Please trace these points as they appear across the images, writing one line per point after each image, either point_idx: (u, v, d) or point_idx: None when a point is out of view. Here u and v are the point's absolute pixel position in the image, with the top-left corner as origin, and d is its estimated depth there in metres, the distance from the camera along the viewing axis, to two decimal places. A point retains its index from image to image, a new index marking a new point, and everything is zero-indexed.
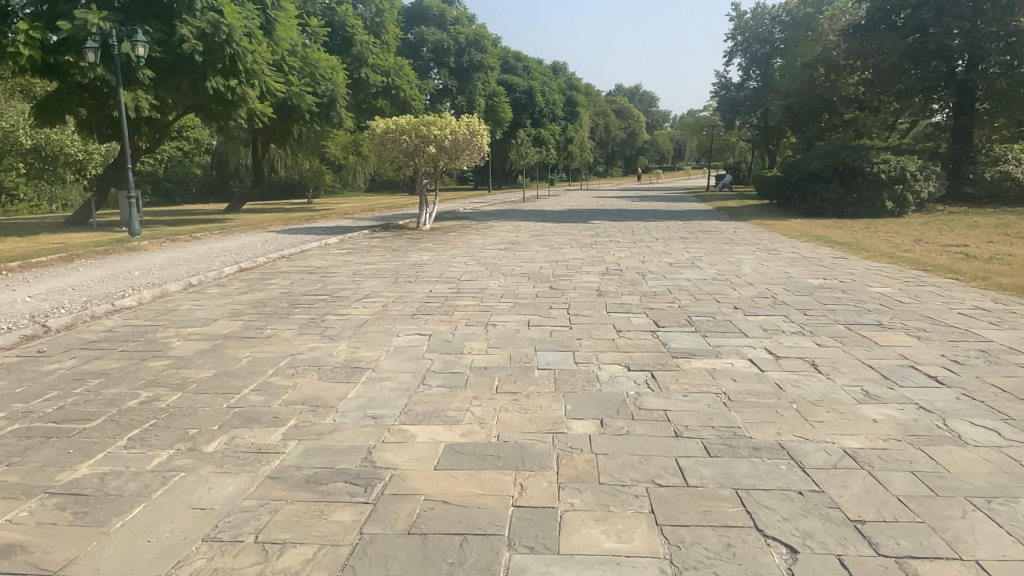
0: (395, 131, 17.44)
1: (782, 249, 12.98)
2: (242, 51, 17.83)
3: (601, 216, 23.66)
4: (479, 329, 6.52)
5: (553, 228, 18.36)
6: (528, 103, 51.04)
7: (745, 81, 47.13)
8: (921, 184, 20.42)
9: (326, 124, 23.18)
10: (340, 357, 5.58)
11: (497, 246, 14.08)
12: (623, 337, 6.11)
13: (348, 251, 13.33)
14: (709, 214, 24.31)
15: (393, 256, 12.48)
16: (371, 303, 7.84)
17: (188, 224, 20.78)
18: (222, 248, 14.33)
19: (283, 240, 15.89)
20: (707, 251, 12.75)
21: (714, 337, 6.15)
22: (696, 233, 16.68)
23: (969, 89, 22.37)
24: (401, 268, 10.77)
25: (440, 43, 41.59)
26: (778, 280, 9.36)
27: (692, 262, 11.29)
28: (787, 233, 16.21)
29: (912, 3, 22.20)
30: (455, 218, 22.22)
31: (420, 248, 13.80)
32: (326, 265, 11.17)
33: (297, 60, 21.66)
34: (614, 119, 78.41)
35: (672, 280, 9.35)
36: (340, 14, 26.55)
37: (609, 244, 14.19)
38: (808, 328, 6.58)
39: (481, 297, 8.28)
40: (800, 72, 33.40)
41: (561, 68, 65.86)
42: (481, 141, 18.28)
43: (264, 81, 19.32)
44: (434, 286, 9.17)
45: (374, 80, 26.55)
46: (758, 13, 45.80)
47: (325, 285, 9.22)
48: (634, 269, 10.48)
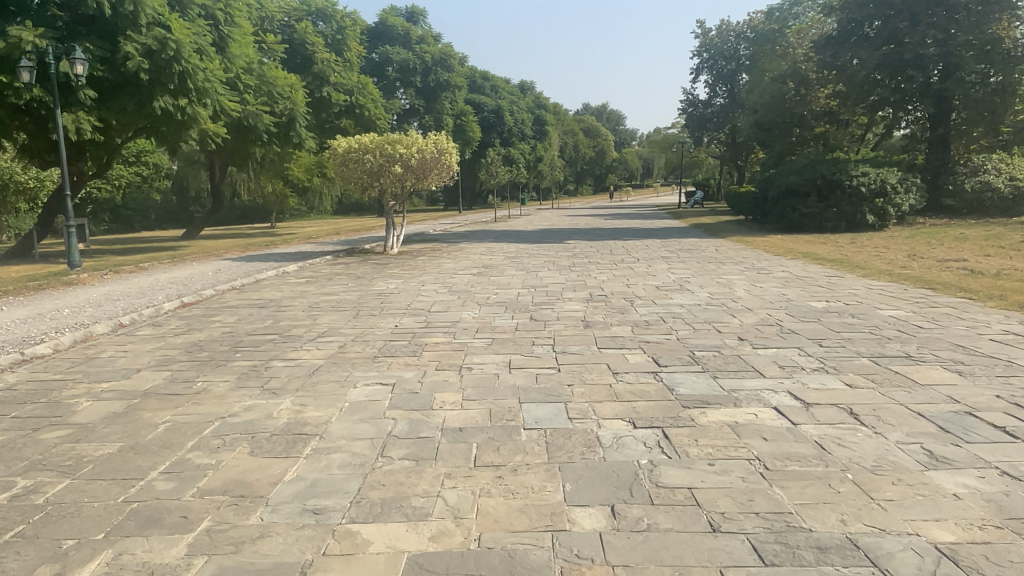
0: (359, 150, 16.50)
1: (773, 268, 12.25)
2: (192, 69, 16.78)
3: (575, 236, 22.92)
4: (452, 375, 5.56)
5: (528, 249, 17.51)
6: (497, 122, 50.50)
7: (713, 98, 47.07)
8: (901, 196, 20.03)
9: (286, 144, 22.14)
10: (281, 420, 4.56)
11: (469, 271, 13.16)
12: (621, 383, 5.18)
13: (307, 279, 12.31)
14: (685, 232, 23.71)
15: (356, 284, 11.48)
16: (326, 344, 6.84)
17: (140, 253, 19.56)
18: (170, 280, 13.21)
19: (238, 269, 14.79)
20: (694, 272, 11.96)
21: (727, 379, 5.24)
22: (677, 252, 15.93)
23: (945, 99, 22.09)
24: (363, 299, 9.79)
25: (406, 62, 40.86)
26: (779, 304, 8.55)
27: (680, 285, 10.46)
28: (772, 250, 15.57)
29: (884, 14, 21.93)
30: (425, 241, 21.27)
31: (387, 274, 12.83)
32: (281, 297, 10.14)
33: (253, 78, 20.64)
34: (582, 138, 78.34)
35: (663, 307, 8.49)
36: (300, 31, 25.63)
37: (588, 267, 13.36)
38: (830, 362, 5.71)
39: (453, 333, 7.32)
40: (770, 86, 33.24)
41: (529, 87, 65.60)
42: (449, 160, 17.41)
43: (217, 100, 18.25)
44: (400, 320, 8.19)
45: (337, 99, 25.62)
46: (724, 29, 45.79)
47: (276, 322, 8.20)
48: (619, 294, 9.61)
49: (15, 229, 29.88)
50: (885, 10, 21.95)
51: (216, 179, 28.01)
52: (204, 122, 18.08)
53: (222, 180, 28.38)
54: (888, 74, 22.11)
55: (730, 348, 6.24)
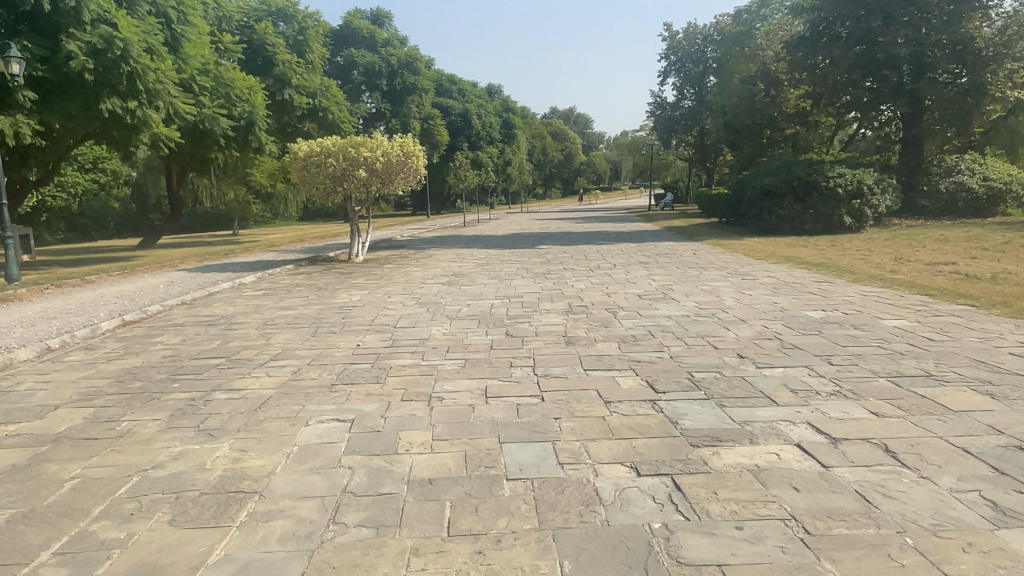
0: (321, 153, 15.69)
1: (757, 273, 11.72)
2: (143, 69, 15.76)
3: (548, 240, 22.31)
4: (421, 408, 4.83)
5: (500, 255, 16.84)
6: (465, 126, 49.84)
7: (681, 100, 46.87)
8: (877, 198, 19.80)
9: (245, 148, 21.18)
10: (214, 474, 3.80)
11: (439, 279, 12.44)
12: (616, 415, 4.51)
13: (265, 292, 11.48)
14: (659, 235, 23.26)
15: (318, 297, 10.68)
16: (277, 369, 6.06)
17: (90, 264, 18.49)
18: (117, 294, 12.28)
19: (192, 281, 13.91)
20: (676, 279, 11.39)
21: (736, 408, 4.60)
22: (655, 257, 15.39)
23: (918, 98, 21.95)
24: (324, 314, 9.02)
25: (371, 65, 40.02)
26: (773, 314, 7.97)
27: (664, 293, 9.86)
28: (752, 254, 15.09)
29: (856, 13, 21.72)
30: (392, 247, 20.47)
31: (351, 285, 12.05)
32: (233, 312, 9.33)
33: (209, 79, 19.63)
34: (551, 141, 77.99)
35: (650, 319, 7.87)
36: (260, 32, 24.64)
37: (564, 274, 12.71)
38: (845, 385, 5.10)
39: (422, 353, 6.60)
40: (740, 87, 33.07)
41: (497, 91, 65.03)
42: (417, 163, 16.68)
43: (171, 102, 17.25)
44: (363, 338, 7.43)
45: (299, 102, 24.70)
46: (690, 32, 45.55)
47: (223, 342, 7.39)
48: (601, 305, 8.97)
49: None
50: (857, 9, 21.72)
51: (173, 185, 26.89)
52: (156, 125, 17.06)
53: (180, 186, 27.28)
54: (862, 74, 21.87)
55: (732, 368, 5.60)
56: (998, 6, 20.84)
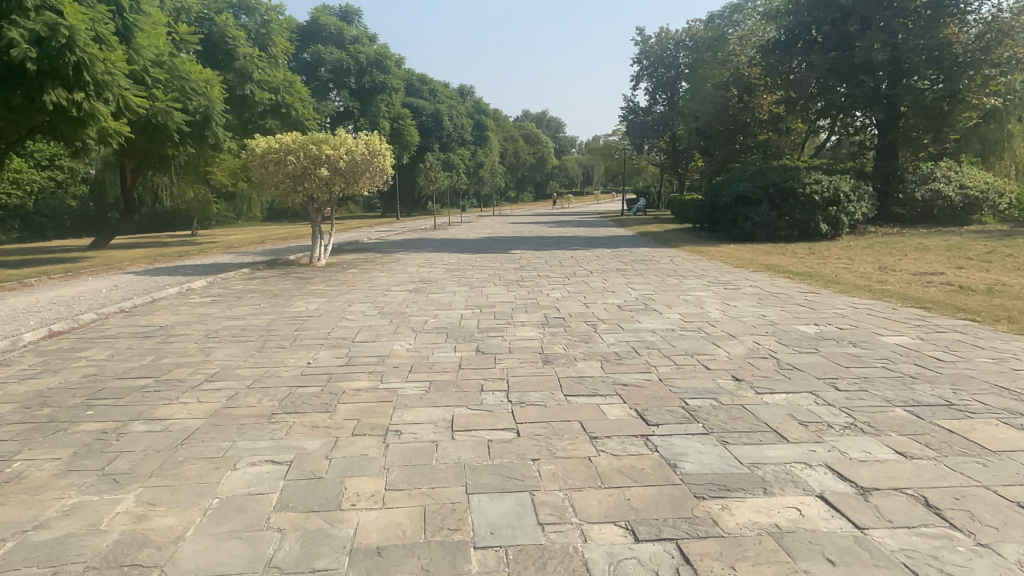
0: (280, 150, 14.85)
1: (740, 283, 11.19)
2: (91, 58, 14.67)
3: (520, 244, 21.64)
4: (373, 445, 4.10)
5: (470, 261, 16.12)
6: (435, 127, 49.04)
7: (653, 105, 46.54)
8: (854, 205, 19.51)
9: (201, 144, 20.23)
10: (108, 540, 3.04)
11: (405, 286, 11.69)
12: (604, 454, 3.83)
13: (216, 298, 10.65)
14: (632, 241, 22.79)
15: (271, 305, 9.86)
16: (211, 394, 5.27)
17: (32, 264, 17.38)
18: (53, 298, 11.33)
19: (139, 285, 13.00)
20: (655, 288, 10.80)
21: (742, 446, 3.96)
22: (632, 264, 14.82)
23: (895, 104, 21.77)
24: (277, 325, 8.24)
25: (339, 63, 39.04)
26: (764, 328, 7.40)
27: (645, 304, 9.24)
28: (731, 262, 14.57)
29: (833, 18, 21.49)
30: (357, 250, 19.65)
31: (309, 292, 11.24)
32: (174, 323, 8.47)
33: (163, 72, 18.59)
34: (522, 144, 77.52)
35: (633, 334, 7.24)
36: (220, 24, 23.60)
37: (537, 282, 12.04)
38: (861, 416, 4.49)
39: (382, 373, 5.86)
40: (713, 92, 32.84)
41: (468, 92, 64.36)
42: (383, 162, 15.91)
43: (121, 95, 16.18)
44: (316, 355, 6.67)
45: (261, 97, 23.74)
46: (662, 37, 45.24)
47: (155, 359, 6.56)
48: (579, 317, 8.31)
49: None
50: (833, 13, 21.44)
51: (128, 182, 25.70)
52: (106, 119, 15.97)
53: (133, 184, 26.12)
54: (838, 77, 21.60)
55: (730, 395, 4.97)
56: (974, 12, 20.71)
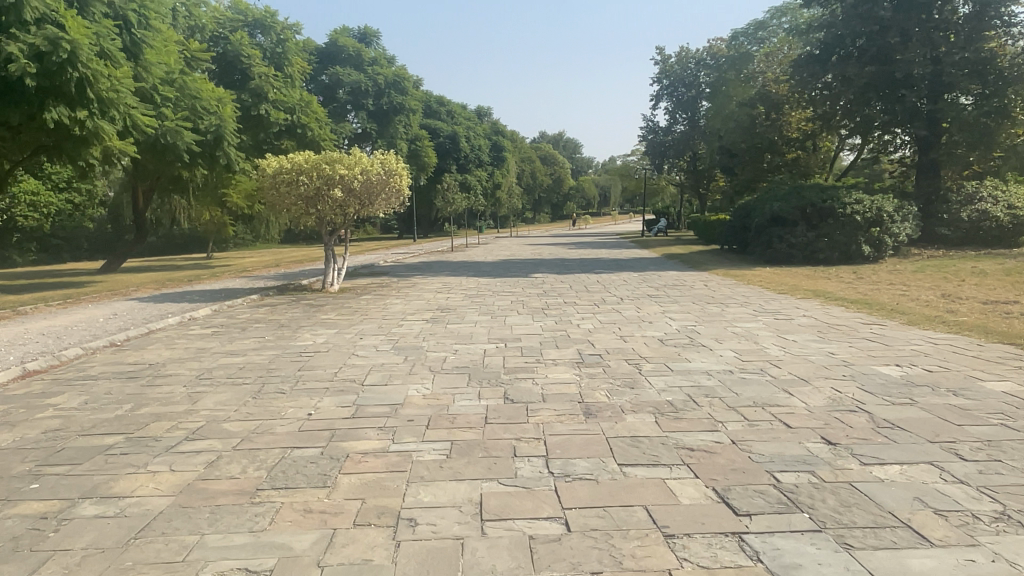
0: (292, 170, 14.10)
1: (790, 311, 10.20)
2: (94, 74, 14.03)
3: (541, 267, 20.75)
4: (379, 544, 3.12)
5: (490, 285, 15.21)
6: (453, 148, 48.50)
7: (673, 125, 45.69)
8: (898, 226, 18.44)
9: (213, 165, 19.56)
10: None
11: (421, 315, 10.78)
12: (690, 566, 2.84)
13: (218, 329, 9.79)
14: (659, 263, 21.82)
15: (276, 338, 8.97)
16: (187, 459, 4.33)
17: (36, 290, 16.71)
18: (45, 329, 10.53)
19: (139, 313, 12.20)
20: (698, 317, 9.82)
21: (871, 554, 2.94)
22: (666, 289, 13.85)
23: (936, 119, 20.76)
24: (279, 363, 7.35)
25: (357, 84, 38.51)
26: (838, 370, 6.38)
27: (691, 337, 8.25)
28: (772, 287, 13.57)
29: (871, 30, 20.59)
30: (373, 274, 18.89)
31: (318, 322, 10.33)
32: (164, 360, 7.56)
33: (173, 90, 17.93)
34: (539, 166, 77.03)
35: (685, 376, 6.25)
36: (235, 43, 23.14)
37: (566, 310, 11.08)
38: (1012, 503, 3.47)
39: (394, 428, 4.90)
40: (738, 110, 31.93)
41: (486, 114, 63.94)
42: (399, 182, 15.10)
43: (128, 113, 15.53)
44: (318, 402, 5.72)
45: (276, 118, 23.07)
46: (682, 56, 44.46)
47: (134, 408, 5.64)
48: (620, 353, 7.33)
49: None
50: (872, 25, 20.40)
51: (140, 204, 25.14)
52: (110, 138, 15.31)
53: (145, 206, 25.53)
54: (877, 93, 20.70)
55: (830, 468, 3.95)
56: (1020, 24, 19.74)
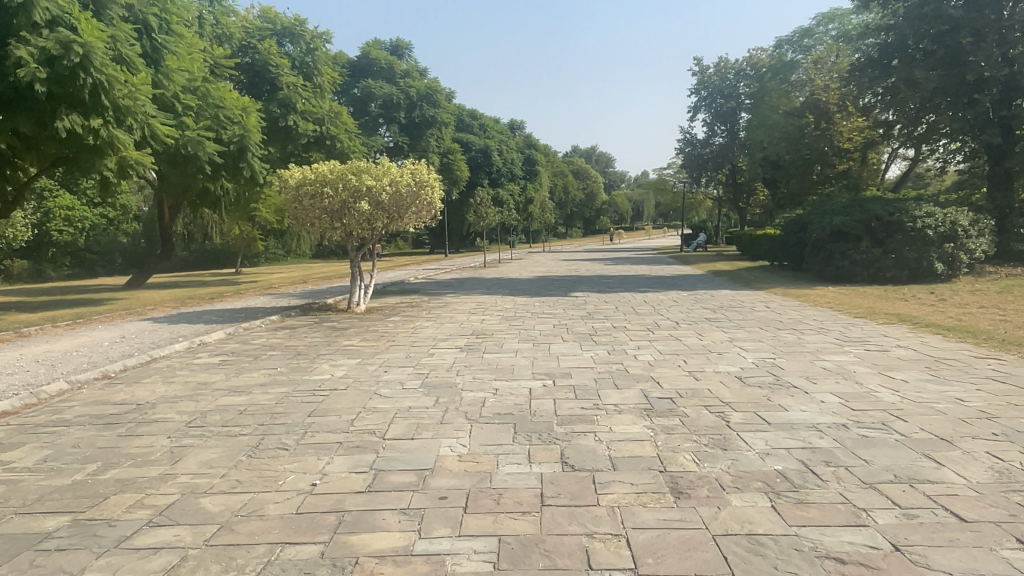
0: (316, 181, 13.10)
1: (882, 342, 8.86)
2: (109, 81, 13.20)
3: (581, 285, 19.49)
4: None
5: (529, 306, 14.01)
6: (485, 162, 47.47)
7: (711, 137, 44.10)
8: (974, 241, 16.93)
9: (237, 177, 18.69)
10: None
11: (455, 341, 9.60)
12: None
13: (227, 358, 8.69)
14: (706, 281, 20.44)
15: (291, 369, 7.86)
16: (139, 565, 3.16)
17: (52, 307, 15.94)
18: (42, 355, 9.55)
19: (150, 336, 11.22)
20: (775, 348, 8.52)
21: None
22: (725, 311, 12.54)
23: (1011, 126, 19.26)
24: (289, 404, 6.20)
25: (389, 97, 37.77)
26: (985, 426, 5.06)
27: (777, 375, 6.94)
28: (845, 309, 12.22)
29: (940, 30, 19.11)
30: (403, 292, 17.83)
31: (339, 349, 9.20)
32: (156, 400, 6.45)
33: (195, 98, 17.13)
34: (571, 180, 75.88)
35: (789, 433, 4.96)
36: (263, 52, 22.46)
37: (617, 336, 9.83)
38: None
39: (421, 512, 3.68)
40: (784, 120, 30.40)
41: (518, 127, 62.93)
42: (431, 194, 14.00)
43: (145, 122, 14.72)
44: (326, 464, 4.52)
45: (305, 129, 22.22)
46: (721, 67, 42.97)
47: (98, 471, 4.49)
48: (696, 396, 6.06)
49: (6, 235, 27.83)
50: (940, 25, 18.91)
51: (166, 219, 24.43)
52: (126, 148, 14.51)
53: (172, 221, 24.89)
54: (945, 98, 19.23)
55: None
56: None
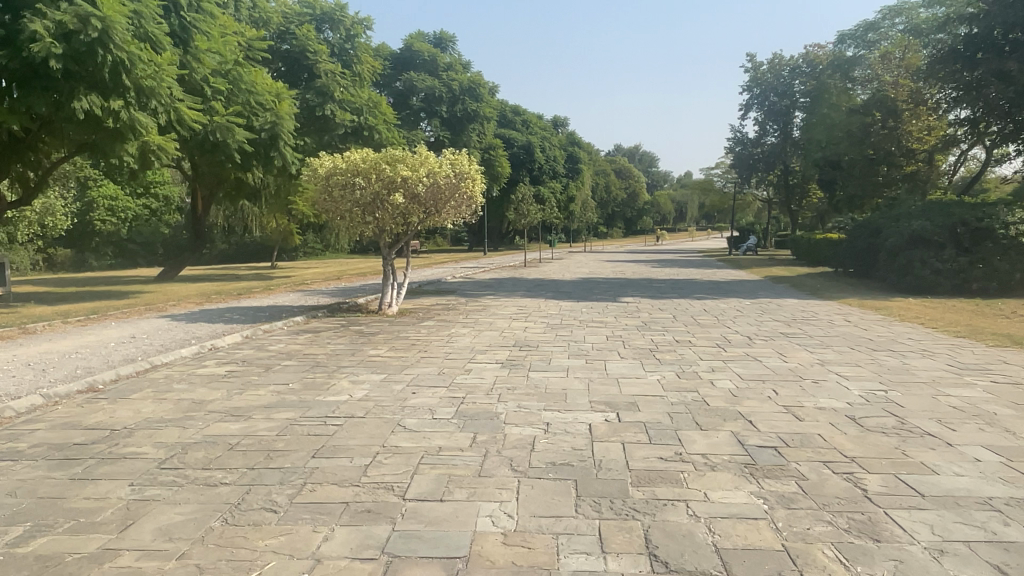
0: (347, 170, 12.02)
1: (1009, 370, 7.39)
2: (131, 59, 12.24)
3: (630, 290, 18.10)
4: None
5: (577, 312, 12.70)
6: (527, 159, 46.14)
7: (763, 137, 41.92)
8: None
9: (269, 167, 17.73)
10: None
11: (496, 355, 8.36)
12: None
13: (237, 368, 7.58)
14: (765, 288, 18.84)
15: (305, 386, 6.71)
16: None
17: (75, 300, 15.21)
18: (37, 357, 8.57)
19: (163, 337, 10.24)
20: (879, 375, 7.12)
21: None
22: (801, 325, 11.09)
23: None
24: (292, 436, 5.01)
25: (432, 91, 36.86)
26: None
27: (899, 417, 5.52)
28: (941, 326, 10.72)
29: None
30: (439, 293, 16.72)
31: (363, 360, 8.02)
32: (135, 426, 5.30)
33: (225, 82, 16.23)
34: (614, 179, 74.10)
35: (961, 517, 3.58)
36: (301, 37, 21.55)
37: (683, 353, 8.50)
38: None
39: None
40: (846, 117, 28.45)
41: (561, 124, 61.45)
42: (472, 187, 12.78)
43: (171, 106, 13.83)
44: (323, 541, 3.32)
45: (342, 119, 21.18)
46: (775, 64, 40.81)
47: (17, 541, 3.34)
48: (807, 446, 4.71)
49: (45, 223, 27.37)
50: None
51: (199, 211, 23.65)
52: (148, 133, 13.64)
53: (207, 212, 24.22)
54: None
55: None
56: None
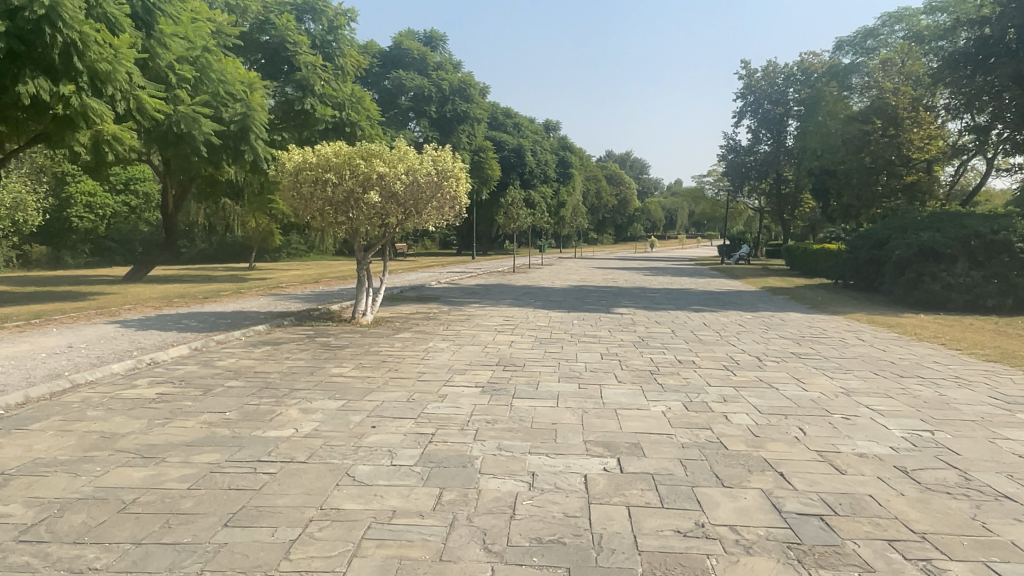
0: (318, 165, 10.95)
1: None
2: (85, 40, 11.13)
3: (622, 300, 17.09)
4: None
5: (566, 325, 11.69)
6: (517, 163, 45.14)
7: (757, 144, 41.07)
8: None
9: (239, 161, 16.62)
10: None
11: (476, 377, 7.31)
12: None
13: (171, 389, 6.48)
14: (763, 300, 17.89)
15: (245, 415, 5.63)
16: None
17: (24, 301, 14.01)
18: None
19: (104, 346, 9.11)
20: (918, 409, 6.14)
21: None
22: (811, 343, 10.12)
23: None
24: (209, 490, 3.94)
25: (421, 90, 35.78)
26: None
27: (961, 470, 4.53)
28: (964, 347, 9.80)
29: None
30: (420, 299, 15.65)
31: (322, 381, 6.95)
32: (13, 472, 4.21)
33: (193, 70, 15.17)
34: (604, 186, 73.06)
35: None
36: (280, 27, 20.49)
37: (688, 377, 7.50)
38: None
39: None
40: (844, 125, 27.65)
41: (553, 128, 60.45)
42: (455, 187, 11.80)
43: (130, 92, 12.73)
44: None
45: (322, 114, 20.09)
46: (770, 71, 39.99)
47: None
48: (863, 516, 3.69)
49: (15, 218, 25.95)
50: None
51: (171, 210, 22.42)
52: (104, 122, 12.55)
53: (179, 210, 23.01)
54: None
55: None
56: None
